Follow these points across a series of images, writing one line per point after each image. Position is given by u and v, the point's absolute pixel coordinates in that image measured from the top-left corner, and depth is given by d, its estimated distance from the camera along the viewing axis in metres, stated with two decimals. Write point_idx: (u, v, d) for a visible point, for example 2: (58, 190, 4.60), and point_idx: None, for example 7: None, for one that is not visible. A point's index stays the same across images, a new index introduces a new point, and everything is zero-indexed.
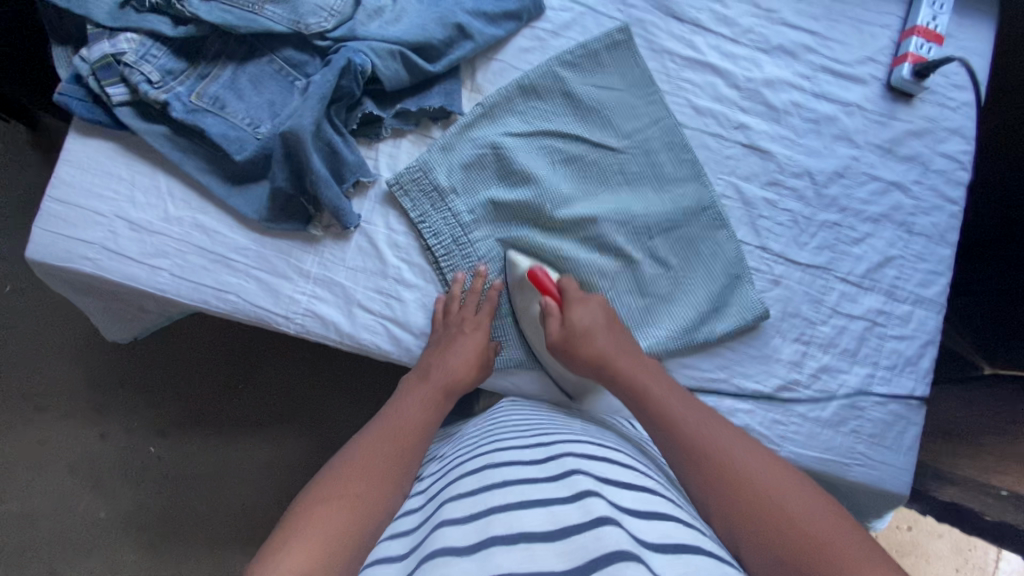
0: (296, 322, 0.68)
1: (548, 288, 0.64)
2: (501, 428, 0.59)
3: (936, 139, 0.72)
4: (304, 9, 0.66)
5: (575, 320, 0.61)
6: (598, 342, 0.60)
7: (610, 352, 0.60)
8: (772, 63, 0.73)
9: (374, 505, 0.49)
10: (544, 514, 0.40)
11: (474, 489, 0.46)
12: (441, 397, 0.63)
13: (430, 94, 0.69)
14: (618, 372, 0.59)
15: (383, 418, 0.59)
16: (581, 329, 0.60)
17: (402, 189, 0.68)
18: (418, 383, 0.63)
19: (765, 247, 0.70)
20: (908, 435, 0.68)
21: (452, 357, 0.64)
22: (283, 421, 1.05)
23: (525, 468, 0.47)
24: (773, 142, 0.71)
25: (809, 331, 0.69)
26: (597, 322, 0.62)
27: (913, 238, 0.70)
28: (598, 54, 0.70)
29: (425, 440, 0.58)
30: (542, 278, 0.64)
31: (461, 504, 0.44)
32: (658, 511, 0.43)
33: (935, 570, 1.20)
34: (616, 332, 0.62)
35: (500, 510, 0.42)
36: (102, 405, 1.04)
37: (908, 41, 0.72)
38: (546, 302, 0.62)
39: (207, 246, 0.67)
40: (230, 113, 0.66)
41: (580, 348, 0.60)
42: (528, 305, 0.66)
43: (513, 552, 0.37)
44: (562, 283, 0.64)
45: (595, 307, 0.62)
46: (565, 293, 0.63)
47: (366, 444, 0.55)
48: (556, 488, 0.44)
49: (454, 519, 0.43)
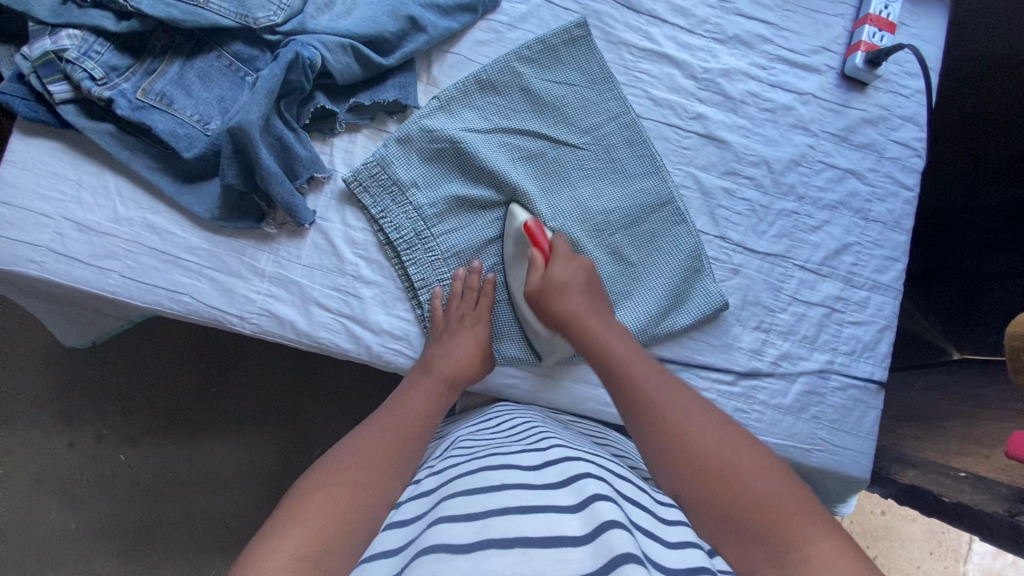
0: (252, 322, 0.66)
1: (540, 242, 0.64)
2: (495, 431, 0.58)
3: (889, 127, 0.73)
4: (252, 2, 0.63)
5: (555, 277, 0.62)
6: (569, 299, 0.61)
7: (581, 311, 0.61)
8: (728, 53, 0.73)
9: (375, 495, 0.48)
10: (542, 519, 0.39)
11: (469, 492, 0.44)
12: (447, 388, 0.62)
13: (384, 87, 0.68)
14: (587, 329, 0.60)
15: (384, 411, 0.58)
16: (558, 283, 0.62)
17: (360, 185, 0.67)
18: (424, 375, 0.62)
19: (724, 237, 0.71)
20: (868, 419, 0.69)
21: (456, 349, 0.63)
22: (257, 424, 1.03)
23: (520, 474, 0.46)
24: (730, 132, 0.72)
25: (768, 319, 0.70)
26: (576, 283, 0.63)
27: (869, 225, 0.72)
28: (557, 51, 0.70)
29: (426, 435, 0.58)
30: (537, 234, 0.64)
31: (459, 503, 0.43)
32: (650, 531, 0.41)
33: (909, 552, 1.23)
34: (592, 294, 0.63)
35: (497, 514, 0.41)
36: (69, 413, 1.00)
37: (860, 30, 0.73)
38: (534, 255, 0.64)
39: (158, 246, 0.65)
40: (178, 110, 0.63)
41: (551, 301, 0.62)
42: (516, 273, 0.67)
43: (509, 557, 0.36)
44: (555, 240, 0.65)
45: (577, 267, 0.63)
46: (555, 249, 0.64)
47: (367, 436, 0.54)
48: (559, 493, 0.43)
49: (449, 516, 0.42)
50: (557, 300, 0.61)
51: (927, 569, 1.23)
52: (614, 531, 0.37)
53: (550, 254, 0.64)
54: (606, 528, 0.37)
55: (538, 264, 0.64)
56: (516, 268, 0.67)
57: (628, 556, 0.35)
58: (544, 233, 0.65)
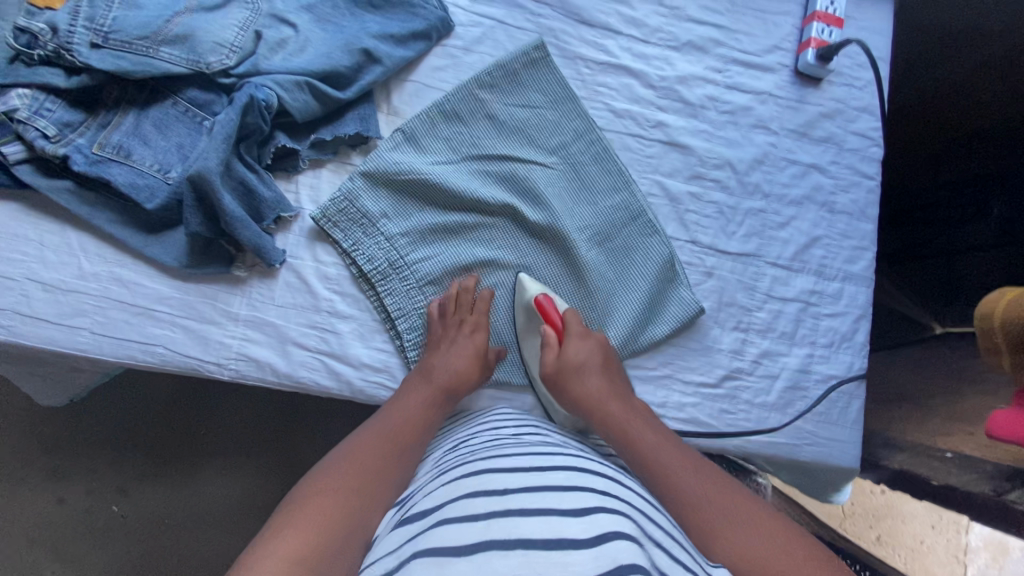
0: (229, 368, 0.65)
1: (552, 317, 0.64)
2: (494, 432, 0.57)
3: (846, 120, 0.75)
4: (202, 47, 0.62)
5: (571, 355, 0.62)
6: (589, 379, 0.61)
7: (602, 394, 0.60)
8: (683, 60, 0.74)
9: (367, 505, 0.48)
10: (544, 524, 0.38)
11: (476, 492, 0.43)
12: (443, 398, 0.61)
13: (345, 121, 0.68)
14: (610, 414, 0.59)
15: (380, 418, 0.58)
16: (577, 364, 0.61)
17: (331, 222, 0.66)
18: (421, 383, 0.61)
19: (695, 241, 0.71)
20: (852, 409, 0.70)
21: (455, 359, 0.62)
22: (249, 463, 1.01)
23: (524, 477, 0.45)
24: (692, 137, 0.73)
25: (746, 319, 0.70)
26: (592, 360, 0.62)
27: (835, 217, 0.73)
28: (517, 73, 0.71)
29: (420, 444, 0.57)
30: (548, 309, 0.64)
31: (461, 505, 0.42)
32: (659, 544, 0.40)
33: (912, 529, 1.25)
34: (611, 372, 0.63)
35: (500, 516, 0.40)
36: (56, 469, 0.98)
37: (810, 27, 0.74)
38: (546, 333, 0.63)
39: (128, 299, 0.64)
40: (137, 161, 0.63)
41: (570, 381, 0.61)
42: (528, 343, 0.69)
43: (511, 559, 0.35)
44: (567, 314, 0.65)
45: (593, 344, 0.63)
46: (569, 326, 0.64)
47: (360, 445, 0.54)
48: (560, 499, 0.42)
49: (454, 517, 0.41)
50: (573, 381, 0.61)
51: (930, 544, 1.24)
52: (620, 543, 0.36)
53: (564, 331, 0.64)
54: (610, 538, 0.37)
55: (551, 343, 0.63)
56: (529, 341, 0.69)
57: (633, 567, 0.34)
58: (554, 305, 0.65)
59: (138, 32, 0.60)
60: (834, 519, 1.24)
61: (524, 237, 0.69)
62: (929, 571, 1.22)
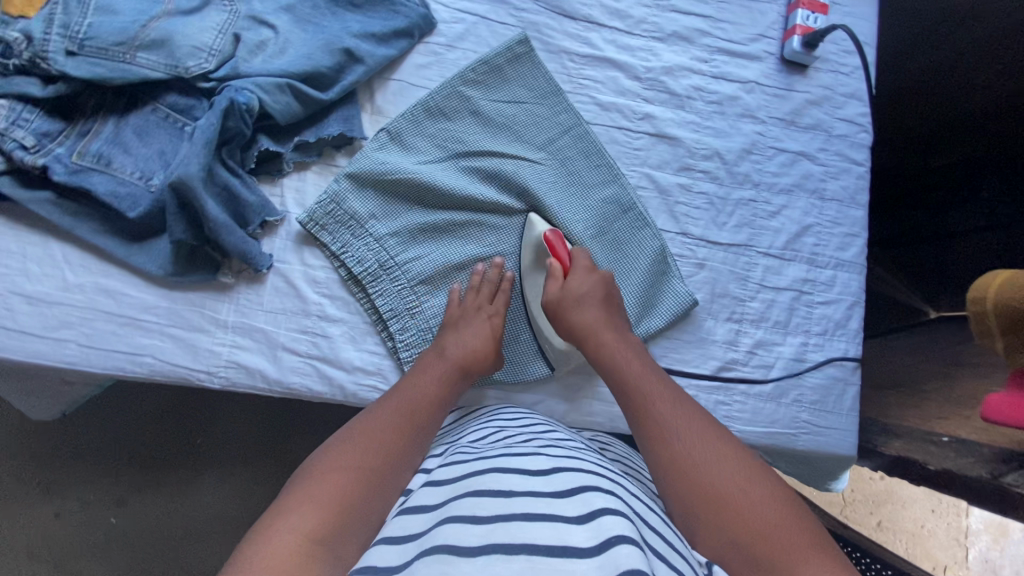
0: (219, 376, 0.64)
1: (559, 253, 0.64)
2: (498, 430, 0.56)
3: (834, 106, 0.75)
4: (181, 51, 0.61)
5: (574, 290, 0.62)
6: (585, 312, 0.61)
7: (596, 325, 0.61)
8: (669, 51, 0.74)
9: (385, 483, 0.47)
10: (547, 529, 0.38)
11: (481, 493, 0.43)
12: (458, 376, 0.60)
13: (328, 122, 0.67)
14: (602, 344, 0.60)
15: (396, 392, 0.57)
16: (575, 296, 0.61)
17: (318, 225, 0.65)
18: (437, 360, 0.60)
19: (686, 233, 0.71)
20: (848, 396, 0.70)
21: (470, 337, 0.62)
22: (246, 469, 1.01)
23: (529, 478, 0.45)
24: (679, 128, 0.72)
25: (739, 309, 0.70)
26: (593, 295, 0.62)
27: (826, 204, 0.73)
28: (501, 69, 0.70)
29: (436, 422, 0.56)
30: (555, 244, 0.64)
31: (469, 504, 0.42)
32: (662, 553, 0.39)
33: (912, 513, 1.25)
34: (609, 310, 0.63)
35: (504, 517, 0.39)
36: (52, 482, 0.97)
37: (795, 14, 0.74)
38: (552, 264, 0.63)
39: (114, 310, 0.63)
40: (118, 169, 0.62)
41: (568, 312, 0.61)
42: (529, 282, 0.67)
43: (514, 564, 0.35)
44: (574, 250, 0.65)
45: (595, 280, 0.63)
46: (575, 261, 0.64)
47: (378, 418, 0.53)
48: (565, 504, 0.41)
49: (462, 515, 0.40)
50: (571, 312, 0.61)
51: (931, 528, 1.24)
52: (621, 546, 0.35)
53: (570, 265, 0.64)
54: (615, 542, 0.35)
55: (557, 275, 0.63)
56: (532, 279, 0.67)
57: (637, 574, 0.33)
58: (562, 243, 0.65)
59: (113, 38, 0.59)
60: (834, 506, 1.24)
61: (515, 232, 0.68)
62: (931, 554, 1.23)
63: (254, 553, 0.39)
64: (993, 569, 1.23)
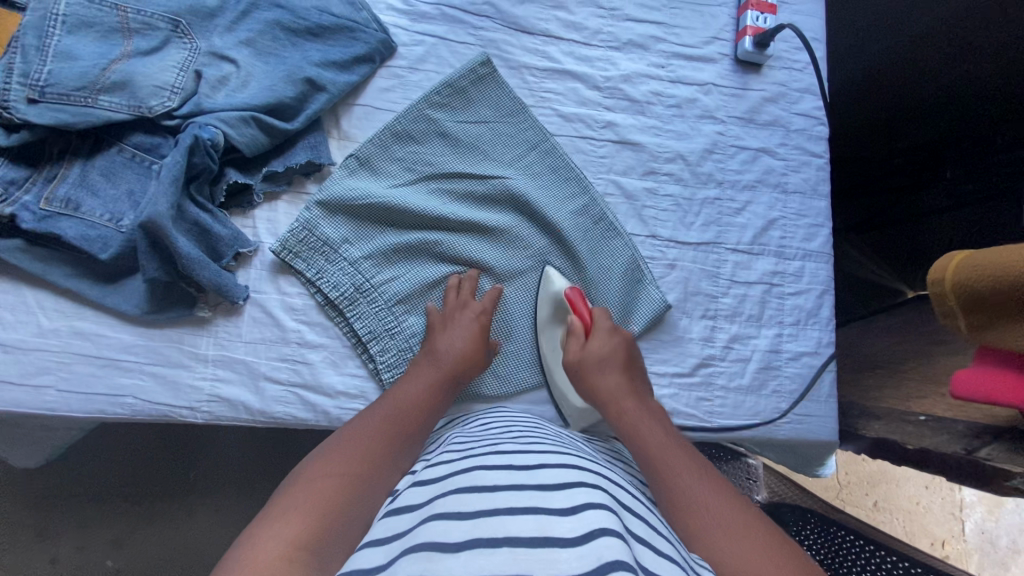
0: (202, 411, 0.64)
1: (581, 312, 0.65)
2: (485, 430, 0.57)
3: (790, 102, 0.77)
4: (143, 91, 0.62)
5: (595, 351, 0.62)
6: (609, 375, 0.61)
7: (619, 389, 0.60)
8: (626, 59, 0.75)
9: (370, 489, 0.48)
10: (531, 522, 0.38)
11: (467, 490, 0.43)
12: (448, 382, 0.61)
13: (295, 151, 0.68)
14: (625, 410, 0.58)
15: (384, 400, 0.57)
16: (598, 358, 0.62)
17: (292, 254, 0.66)
18: (430, 367, 0.61)
19: (655, 235, 0.72)
20: (825, 383, 0.71)
21: (458, 340, 0.63)
22: (244, 500, 1.00)
23: (517, 475, 0.45)
24: (641, 134, 0.74)
25: (712, 306, 0.71)
26: (616, 356, 0.62)
27: (789, 197, 0.75)
28: (465, 91, 0.71)
29: (424, 428, 0.57)
30: (577, 302, 0.66)
31: (452, 501, 0.42)
32: (648, 544, 0.40)
33: (907, 491, 1.27)
34: (631, 371, 0.62)
35: (488, 514, 0.40)
36: (47, 528, 0.96)
37: (744, 15, 0.76)
38: (573, 323, 0.65)
39: (92, 352, 0.63)
40: (86, 212, 0.62)
41: (592, 372, 0.61)
42: (546, 335, 0.69)
43: (496, 557, 0.35)
44: (595, 310, 0.66)
45: (618, 341, 0.63)
46: (596, 322, 0.65)
47: (367, 426, 0.53)
48: (550, 499, 0.41)
49: (444, 513, 0.41)
50: (593, 373, 0.61)
51: (927, 505, 1.26)
52: (603, 538, 0.36)
53: (591, 325, 0.65)
54: (597, 534, 0.36)
55: (578, 333, 0.65)
56: (549, 331, 0.69)
57: (618, 563, 0.33)
58: (584, 302, 0.66)
59: (74, 83, 0.60)
60: (830, 491, 1.26)
61: (489, 249, 0.70)
62: (928, 530, 1.25)
63: (239, 558, 0.39)
64: (990, 541, 1.26)
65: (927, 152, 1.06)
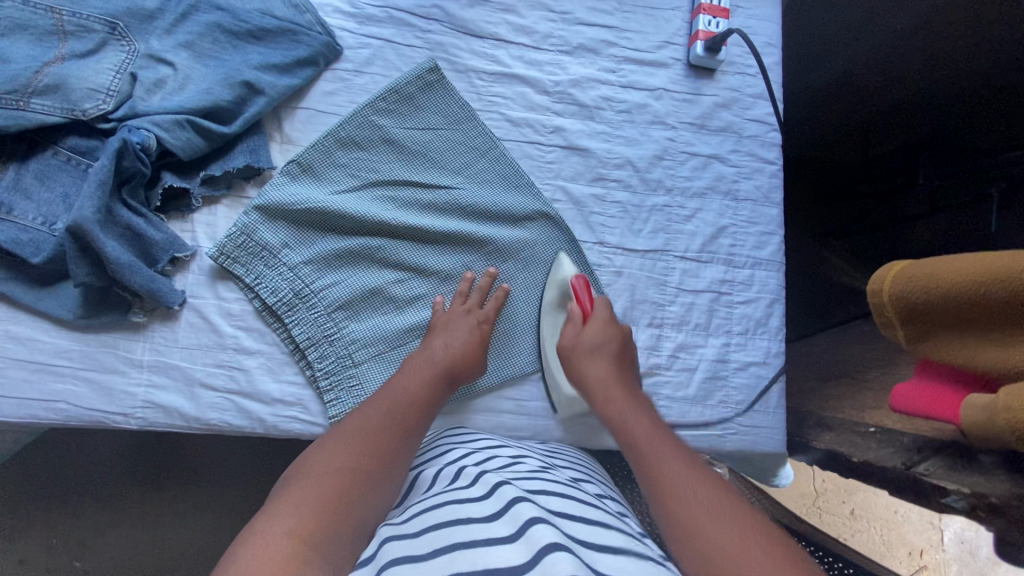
0: (137, 417, 0.64)
1: (581, 299, 0.65)
2: (453, 452, 0.56)
3: (743, 107, 0.76)
4: (76, 94, 0.61)
5: (589, 338, 0.63)
6: (597, 363, 0.61)
7: (607, 378, 0.60)
8: (576, 63, 0.75)
9: (371, 488, 0.47)
10: (502, 552, 0.38)
11: (442, 524, 0.42)
12: (445, 380, 0.60)
13: (234, 155, 0.67)
14: (610, 398, 0.58)
15: (383, 392, 0.56)
16: (588, 344, 0.62)
17: (230, 259, 0.65)
18: (424, 364, 0.59)
19: (603, 241, 0.71)
20: (773, 394, 0.71)
21: (455, 340, 0.62)
22: (212, 501, 1.00)
23: (483, 503, 0.44)
24: (590, 139, 0.73)
25: (659, 314, 0.70)
26: (608, 346, 0.62)
27: (740, 204, 0.74)
28: (412, 97, 0.70)
29: (424, 422, 0.55)
30: (580, 289, 0.65)
31: (425, 540, 0.41)
32: (614, 547, 0.41)
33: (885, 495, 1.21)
34: (623, 362, 0.62)
35: (465, 547, 0.39)
36: (14, 531, 0.95)
37: (697, 19, 0.75)
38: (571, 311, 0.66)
39: (25, 357, 0.62)
40: (19, 216, 0.61)
41: (581, 361, 0.62)
42: (549, 318, 0.69)
43: None
44: (597, 300, 0.65)
45: (610, 332, 0.63)
46: (595, 309, 0.64)
47: (367, 418, 0.52)
48: (502, 525, 0.41)
49: (413, 557, 0.39)
50: (583, 360, 0.62)
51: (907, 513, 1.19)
52: (558, 553, 0.36)
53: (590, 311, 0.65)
54: (548, 551, 0.36)
55: (577, 321, 0.65)
56: (548, 321, 0.69)
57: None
58: (587, 289, 0.66)
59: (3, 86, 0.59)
60: (806, 498, 1.24)
61: (433, 255, 0.69)
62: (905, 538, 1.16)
63: (242, 556, 0.38)
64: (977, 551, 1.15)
65: (908, 152, 1.04)
